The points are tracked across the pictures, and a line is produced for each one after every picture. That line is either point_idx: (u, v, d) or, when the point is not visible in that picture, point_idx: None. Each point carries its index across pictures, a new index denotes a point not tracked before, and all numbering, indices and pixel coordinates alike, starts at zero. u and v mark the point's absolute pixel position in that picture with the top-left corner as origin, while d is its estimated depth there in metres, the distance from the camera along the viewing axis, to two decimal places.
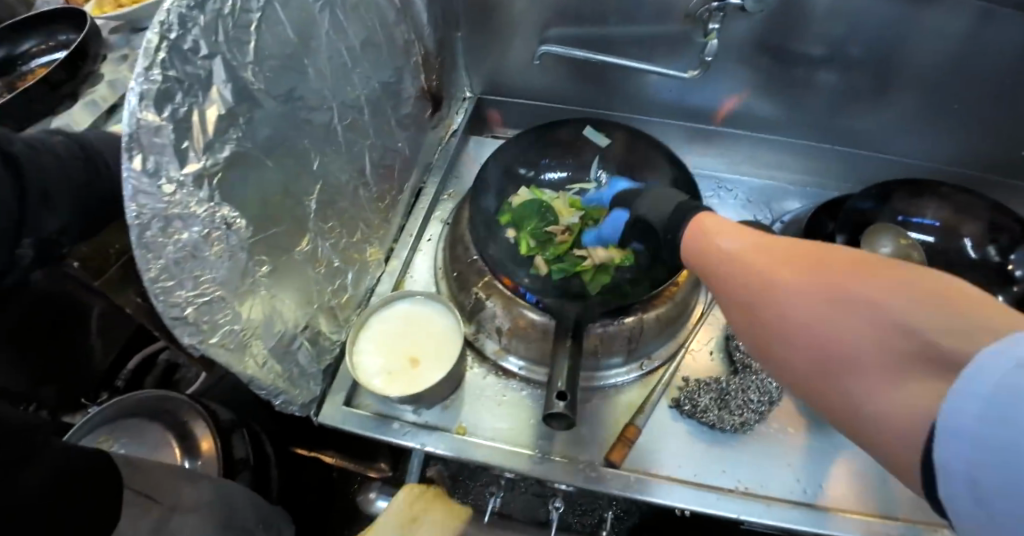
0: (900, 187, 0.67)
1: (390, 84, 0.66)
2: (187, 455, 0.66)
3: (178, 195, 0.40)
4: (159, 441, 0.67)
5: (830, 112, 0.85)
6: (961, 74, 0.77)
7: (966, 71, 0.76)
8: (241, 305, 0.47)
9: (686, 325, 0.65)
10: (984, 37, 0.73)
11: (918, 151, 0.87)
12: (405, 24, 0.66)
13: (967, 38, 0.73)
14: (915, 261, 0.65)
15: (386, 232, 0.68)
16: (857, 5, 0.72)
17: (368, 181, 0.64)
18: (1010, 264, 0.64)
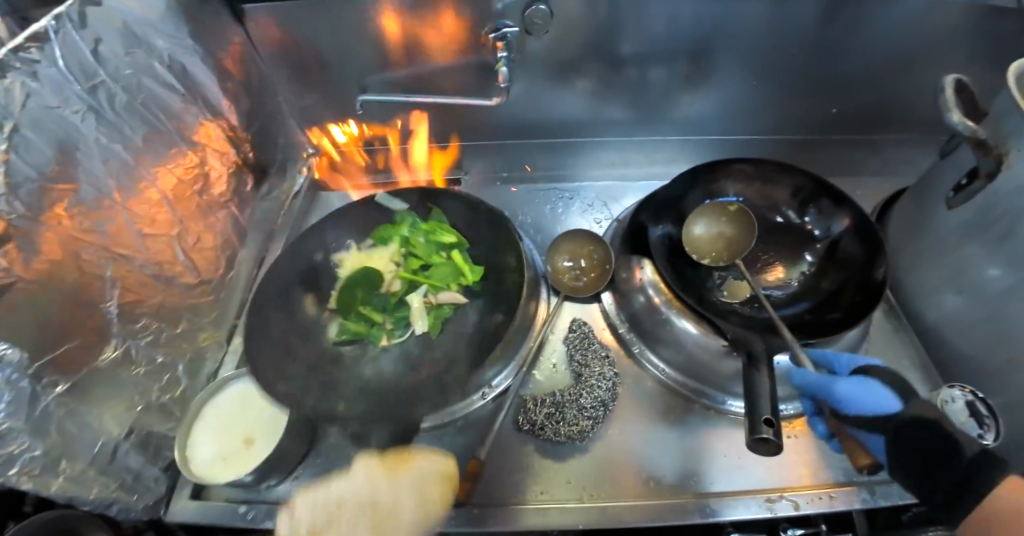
0: (703, 172, 0.71)
1: (192, 167, 0.66)
2: None
3: None
4: None
5: (660, 104, 0.88)
6: (768, 50, 0.79)
7: (771, 46, 0.79)
8: (39, 432, 0.46)
9: (525, 343, 0.65)
10: (780, 13, 0.75)
11: (749, 125, 0.91)
12: (195, 107, 0.66)
13: (767, 17, 0.75)
14: (730, 238, 0.68)
15: (220, 313, 0.69)
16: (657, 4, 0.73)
17: (183, 269, 0.64)
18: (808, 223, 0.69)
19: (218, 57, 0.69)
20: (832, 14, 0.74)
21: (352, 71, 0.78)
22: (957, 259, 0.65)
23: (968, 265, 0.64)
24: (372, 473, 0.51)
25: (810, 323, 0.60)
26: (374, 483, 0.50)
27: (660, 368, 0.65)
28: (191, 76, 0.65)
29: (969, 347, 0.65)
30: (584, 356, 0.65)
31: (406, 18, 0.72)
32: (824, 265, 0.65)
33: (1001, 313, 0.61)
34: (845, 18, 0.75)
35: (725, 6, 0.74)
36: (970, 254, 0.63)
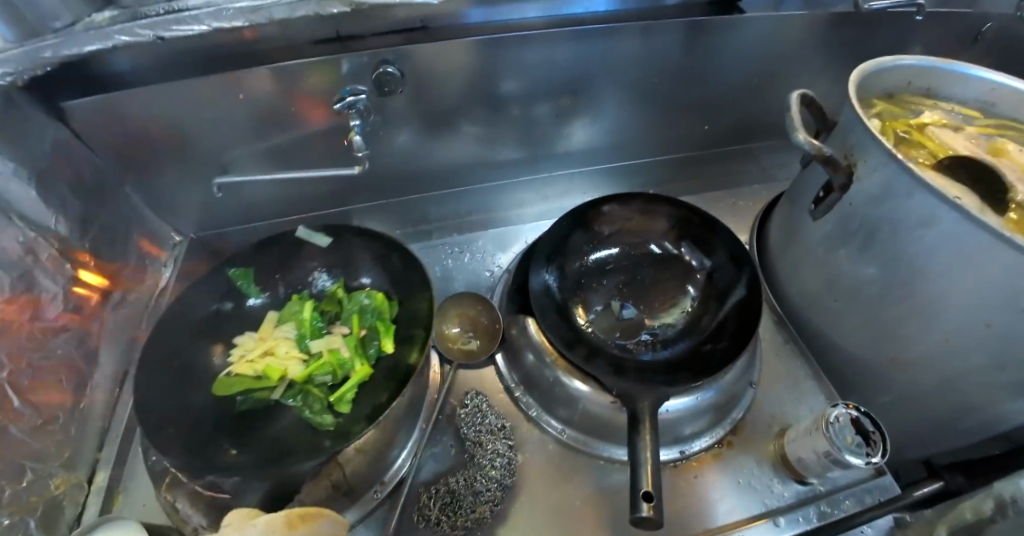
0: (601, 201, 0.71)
1: (25, 292, 0.58)
2: None
3: None
4: None
5: (539, 143, 0.88)
6: (637, 78, 0.80)
7: (639, 74, 0.80)
8: None
9: (416, 429, 0.61)
10: (639, 43, 0.75)
11: (631, 151, 0.92)
12: (17, 226, 0.58)
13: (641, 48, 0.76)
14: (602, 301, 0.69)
15: (77, 448, 0.61)
16: (521, 49, 0.72)
17: (22, 412, 0.56)
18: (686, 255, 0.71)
19: (41, 163, 0.62)
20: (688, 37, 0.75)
21: (211, 150, 0.74)
22: (823, 271, 0.67)
23: (834, 277, 0.66)
24: (266, 531, 0.45)
25: (693, 363, 0.61)
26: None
27: (560, 427, 0.62)
28: (8, 192, 0.58)
29: (847, 350, 0.68)
30: (479, 431, 0.61)
31: (256, 92, 0.68)
32: (705, 297, 0.67)
33: (868, 317, 0.63)
34: (707, 42, 0.77)
35: (585, 43, 0.74)
36: (834, 262, 0.66)
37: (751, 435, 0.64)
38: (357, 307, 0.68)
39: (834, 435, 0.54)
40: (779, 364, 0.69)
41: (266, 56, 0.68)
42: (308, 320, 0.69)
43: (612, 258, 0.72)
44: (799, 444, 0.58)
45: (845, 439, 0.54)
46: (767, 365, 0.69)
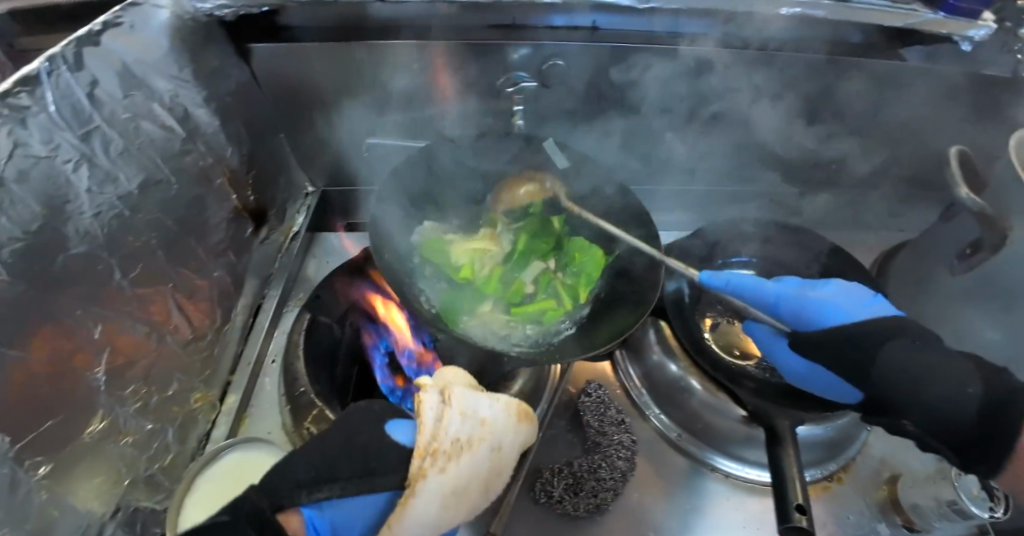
0: None
1: (193, 215, 0.63)
2: None
3: None
4: None
5: (659, 153, 0.88)
6: (759, 109, 0.81)
7: (762, 106, 0.81)
8: (17, 521, 0.43)
9: (545, 399, 0.64)
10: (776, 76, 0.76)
11: (747, 180, 0.93)
12: (196, 151, 0.64)
13: (762, 82, 0.77)
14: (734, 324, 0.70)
15: (214, 371, 0.66)
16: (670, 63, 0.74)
17: (178, 325, 0.61)
18: None
19: (221, 101, 0.67)
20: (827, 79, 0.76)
21: (353, 111, 0.77)
22: None
23: None
24: (496, 430, 0.51)
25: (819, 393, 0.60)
26: (502, 436, 0.51)
27: (676, 433, 0.64)
28: (193, 119, 0.63)
29: None
30: (600, 422, 0.62)
31: (418, 62, 0.71)
32: None
33: None
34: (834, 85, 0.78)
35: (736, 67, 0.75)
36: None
37: (859, 474, 0.65)
38: (584, 273, 0.72)
39: (962, 487, 0.56)
40: None
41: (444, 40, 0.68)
42: (517, 254, 0.78)
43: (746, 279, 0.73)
44: (917, 491, 0.60)
45: (973, 491, 0.55)
46: None
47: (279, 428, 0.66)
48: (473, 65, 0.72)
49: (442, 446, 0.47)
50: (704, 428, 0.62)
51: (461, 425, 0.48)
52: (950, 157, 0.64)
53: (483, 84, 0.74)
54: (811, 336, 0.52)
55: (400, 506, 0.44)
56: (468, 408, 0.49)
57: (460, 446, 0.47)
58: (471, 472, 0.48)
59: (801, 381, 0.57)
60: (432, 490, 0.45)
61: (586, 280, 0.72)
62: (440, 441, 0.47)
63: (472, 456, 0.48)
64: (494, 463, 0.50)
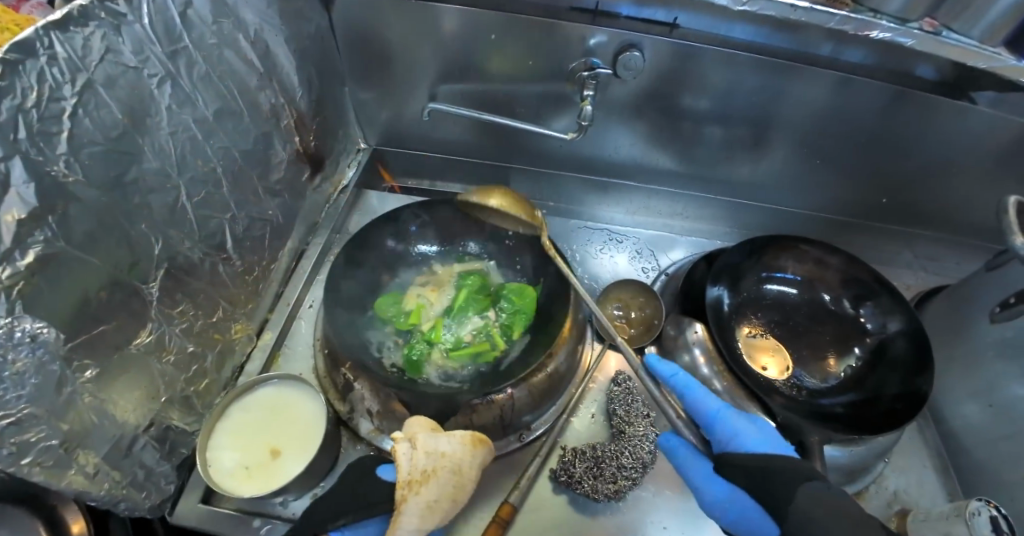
0: None
1: (258, 150, 0.64)
2: None
3: None
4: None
5: (713, 162, 0.88)
6: (821, 132, 0.81)
7: (823, 129, 0.81)
8: (64, 416, 0.44)
9: (573, 380, 0.66)
10: (843, 100, 0.76)
11: (794, 202, 0.93)
12: (270, 89, 0.64)
13: (830, 103, 0.77)
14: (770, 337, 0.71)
15: (256, 306, 0.67)
16: (742, 73, 0.74)
17: (231, 257, 0.61)
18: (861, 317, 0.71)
19: (300, 44, 0.67)
20: (895, 111, 0.76)
21: (421, 73, 0.77)
22: (986, 374, 0.66)
23: (998, 381, 0.65)
24: (457, 452, 0.50)
25: (847, 419, 0.61)
26: (464, 457, 0.50)
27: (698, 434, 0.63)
28: (273, 57, 0.64)
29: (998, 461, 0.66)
30: (627, 410, 0.63)
31: (495, 34, 0.71)
32: (873, 360, 0.67)
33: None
34: (899, 118, 0.77)
35: (807, 86, 0.75)
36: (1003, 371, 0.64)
37: (872, 504, 0.65)
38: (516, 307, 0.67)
39: (973, 527, 0.54)
40: (914, 450, 0.70)
41: (526, 16, 0.69)
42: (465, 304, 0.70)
43: (785, 295, 0.74)
44: (927, 526, 0.60)
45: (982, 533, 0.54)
46: (901, 449, 0.70)
47: (311, 372, 0.66)
48: (549, 45, 0.72)
49: (415, 476, 0.47)
50: None
51: (427, 459, 0.48)
52: (1009, 206, 0.64)
53: (555, 65, 0.74)
54: (735, 461, 0.51)
55: (388, 534, 0.46)
56: (430, 447, 0.49)
57: (427, 474, 0.48)
58: (442, 494, 0.48)
59: (717, 515, 0.54)
60: (410, 519, 0.46)
61: (520, 316, 0.67)
62: (412, 474, 0.47)
63: (437, 480, 0.48)
64: (460, 482, 0.50)
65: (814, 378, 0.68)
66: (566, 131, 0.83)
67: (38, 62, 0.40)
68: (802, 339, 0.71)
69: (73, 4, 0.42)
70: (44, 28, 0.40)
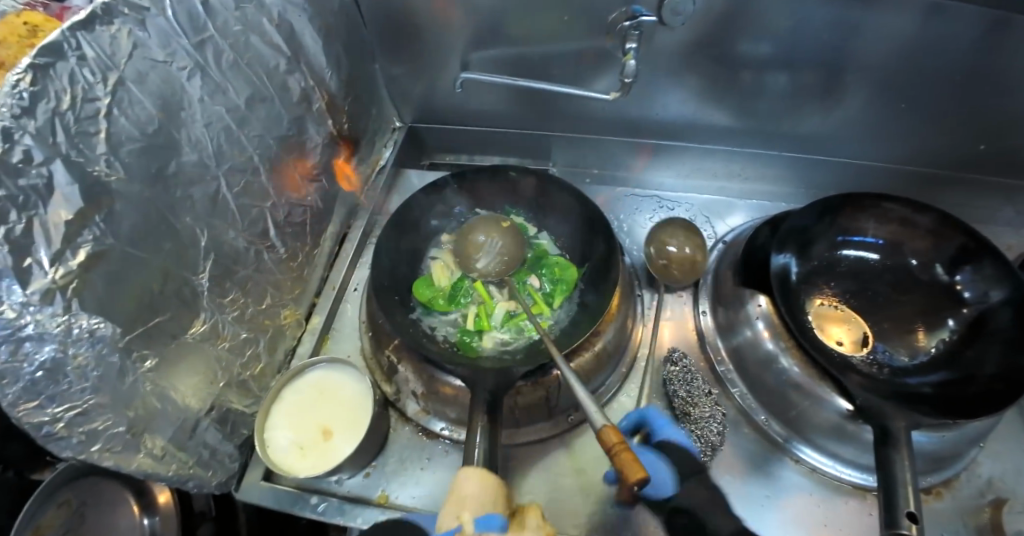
0: None
1: (292, 136, 0.64)
2: (147, 513, 0.63)
3: (37, 321, 0.39)
4: (121, 507, 0.63)
5: (775, 114, 0.79)
6: (906, 69, 0.70)
7: (908, 66, 0.70)
8: (127, 404, 0.46)
9: (626, 356, 0.63)
10: (933, 29, 0.65)
11: (871, 154, 0.83)
12: (299, 72, 0.63)
13: (915, 35, 0.66)
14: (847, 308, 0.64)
15: (302, 290, 0.68)
16: (806, 9, 0.65)
17: (274, 244, 0.62)
18: (956, 284, 0.62)
19: (325, 22, 0.66)
20: (998, 37, 0.65)
21: (450, 41, 0.74)
22: None
23: None
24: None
25: (936, 399, 0.54)
26: None
27: (761, 414, 0.60)
28: (298, 38, 0.62)
29: None
30: (686, 392, 0.60)
31: None
32: (971, 334, 0.59)
33: None
34: (1004, 46, 0.66)
35: (888, 16, 0.65)
36: None
37: (964, 492, 0.58)
38: (560, 271, 0.64)
39: None
40: (1014, 433, 0.62)
41: None
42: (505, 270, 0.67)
43: (863, 262, 0.66)
44: None
45: None
46: (999, 432, 0.62)
47: (358, 353, 0.67)
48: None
49: None
50: (799, 419, 0.57)
51: None
52: None
53: (592, 19, 0.68)
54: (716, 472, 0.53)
55: None
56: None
57: None
58: None
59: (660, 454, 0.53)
60: None
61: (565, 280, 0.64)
62: None
63: None
64: None
65: (899, 353, 0.60)
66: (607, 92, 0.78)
67: (69, 64, 0.41)
68: (885, 309, 0.64)
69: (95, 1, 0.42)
70: (70, 29, 0.40)
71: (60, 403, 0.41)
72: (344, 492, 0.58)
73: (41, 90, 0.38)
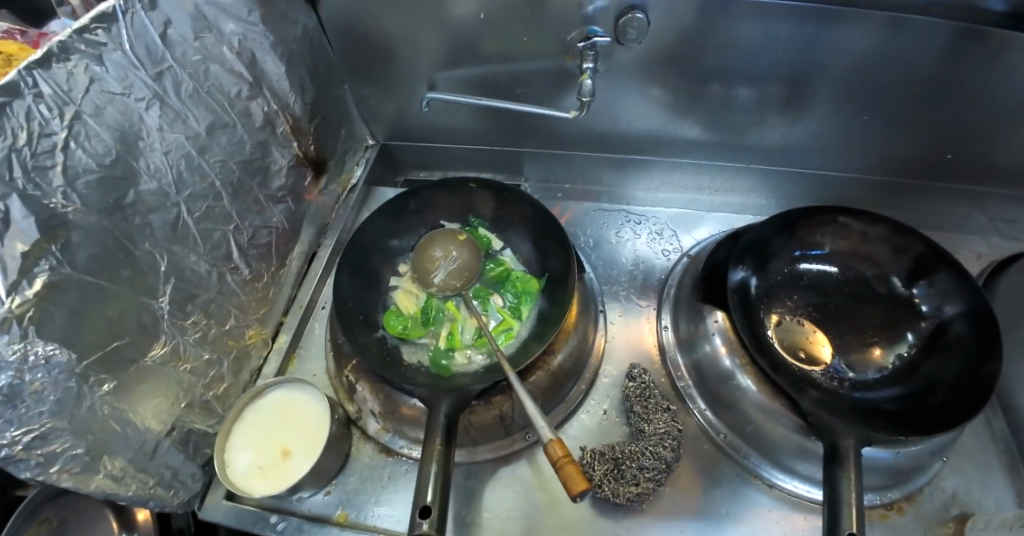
0: None
1: (256, 160, 0.66)
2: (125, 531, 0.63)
3: None
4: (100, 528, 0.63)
5: (741, 127, 0.80)
6: (867, 81, 0.71)
7: (869, 78, 0.70)
8: (85, 428, 0.47)
9: (586, 373, 0.64)
10: (890, 42, 0.66)
11: (838, 165, 0.83)
12: (261, 97, 0.65)
13: (872, 48, 0.67)
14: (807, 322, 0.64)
15: (268, 310, 0.69)
16: (763, 25, 0.66)
17: (238, 265, 0.64)
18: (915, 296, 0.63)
19: (289, 48, 0.67)
20: (957, 49, 0.65)
21: (416, 62, 0.75)
22: None
23: None
24: None
25: (895, 415, 0.53)
26: None
27: (720, 430, 0.60)
28: (260, 66, 0.64)
29: None
30: (645, 407, 0.60)
31: (484, 14, 0.68)
32: (929, 348, 0.59)
33: None
34: (961, 59, 0.66)
35: (844, 30, 0.65)
36: None
37: (926, 507, 0.58)
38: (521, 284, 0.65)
39: None
40: (977, 446, 0.62)
41: None
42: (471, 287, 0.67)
43: (825, 275, 0.66)
44: None
45: None
46: (961, 445, 0.62)
47: (323, 372, 0.68)
48: (541, 21, 0.67)
49: None
50: (755, 435, 0.58)
51: None
52: None
53: (552, 39, 0.69)
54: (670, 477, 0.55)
55: None
56: None
57: None
58: None
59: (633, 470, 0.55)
60: None
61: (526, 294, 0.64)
62: None
63: None
64: None
65: (858, 369, 0.60)
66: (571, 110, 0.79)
67: (25, 101, 0.42)
68: (845, 323, 0.64)
69: (51, 40, 0.44)
70: (26, 68, 0.42)
71: (18, 428, 0.42)
72: (304, 511, 0.58)
73: None
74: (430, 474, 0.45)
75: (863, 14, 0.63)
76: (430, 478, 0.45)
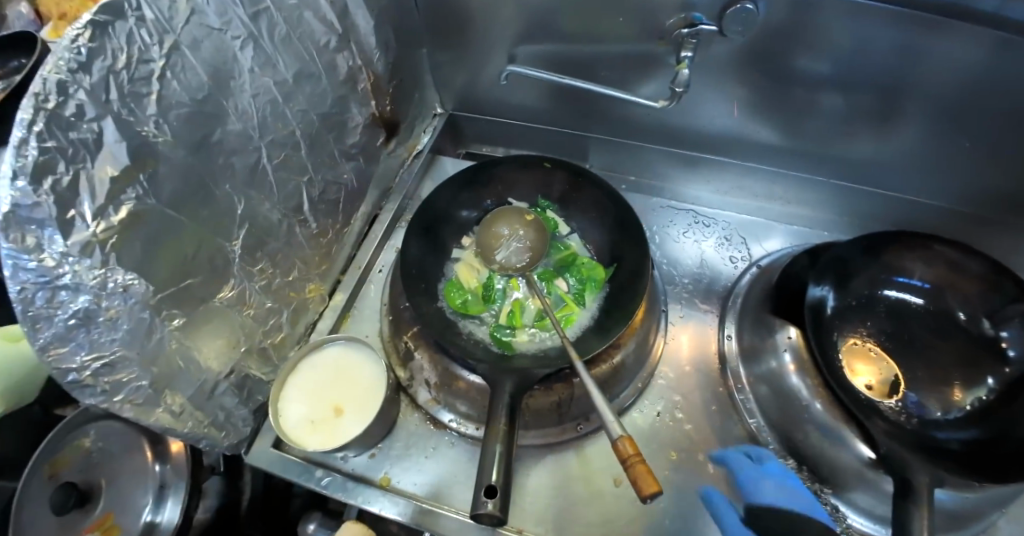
0: None
1: (335, 115, 0.65)
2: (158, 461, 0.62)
3: (75, 272, 0.40)
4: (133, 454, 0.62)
5: (826, 138, 0.76)
6: (976, 105, 0.66)
7: (980, 102, 0.66)
8: (152, 360, 0.47)
9: (643, 371, 0.62)
10: (1013, 66, 0.61)
11: (923, 191, 0.79)
12: (347, 51, 0.64)
13: (992, 70, 0.62)
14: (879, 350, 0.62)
15: (328, 266, 0.69)
16: (876, 32, 0.62)
17: (306, 218, 0.63)
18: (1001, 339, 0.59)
19: (379, 3, 0.66)
20: None
21: (500, 32, 0.73)
22: None
23: None
24: None
25: (973, 459, 0.51)
26: None
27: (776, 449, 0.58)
28: (351, 18, 0.63)
29: None
30: None
31: None
32: (1011, 394, 0.56)
33: None
34: None
35: (964, 47, 0.61)
36: None
37: None
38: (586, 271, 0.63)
39: None
40: None
41: None
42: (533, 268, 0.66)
43: (905, 304, 0.64)
44: None
45: None
46: None
47: (376, 335, 0.68)
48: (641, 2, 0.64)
49: None
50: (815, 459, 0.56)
51: None
52: None
53: (647, 22, 0.66)
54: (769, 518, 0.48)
55: None
56: None
57: None
58: None
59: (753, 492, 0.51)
60: None
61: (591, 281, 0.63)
62: None
63: None
64: None
65: (932, 406, 0.58)
66: (653, 99, 0.76)
67: (128, 24, 0.41)
68: (921, 356, 0.61)
69: None
70: None
71: (89, 352, 0.42)
72: (348, 469, 0.59)
73: (98, 47, 0.39)
74: (494, 454, 0.44)
75: (990, 32, 0.59)
76: (494, 458, 0.44)
